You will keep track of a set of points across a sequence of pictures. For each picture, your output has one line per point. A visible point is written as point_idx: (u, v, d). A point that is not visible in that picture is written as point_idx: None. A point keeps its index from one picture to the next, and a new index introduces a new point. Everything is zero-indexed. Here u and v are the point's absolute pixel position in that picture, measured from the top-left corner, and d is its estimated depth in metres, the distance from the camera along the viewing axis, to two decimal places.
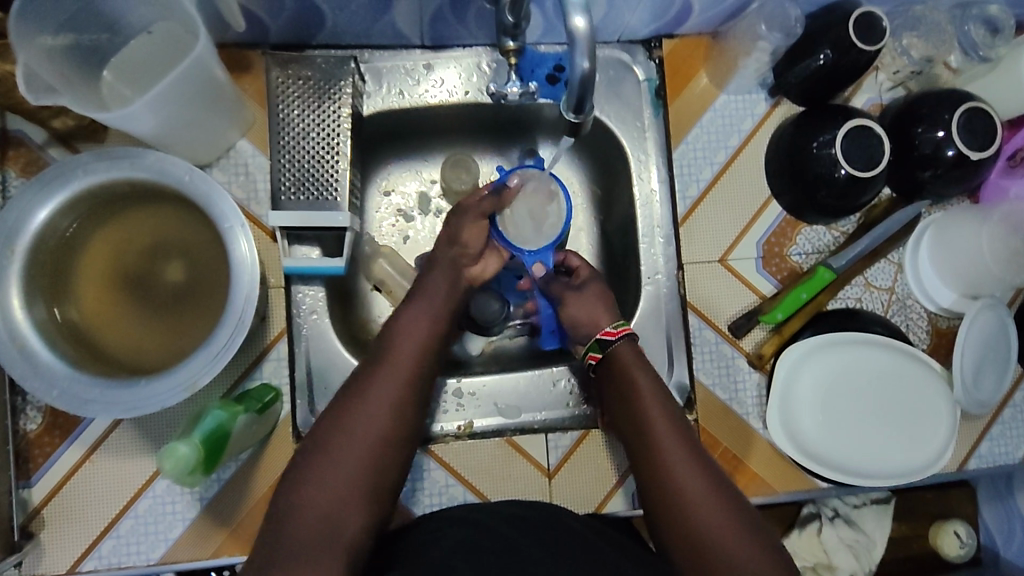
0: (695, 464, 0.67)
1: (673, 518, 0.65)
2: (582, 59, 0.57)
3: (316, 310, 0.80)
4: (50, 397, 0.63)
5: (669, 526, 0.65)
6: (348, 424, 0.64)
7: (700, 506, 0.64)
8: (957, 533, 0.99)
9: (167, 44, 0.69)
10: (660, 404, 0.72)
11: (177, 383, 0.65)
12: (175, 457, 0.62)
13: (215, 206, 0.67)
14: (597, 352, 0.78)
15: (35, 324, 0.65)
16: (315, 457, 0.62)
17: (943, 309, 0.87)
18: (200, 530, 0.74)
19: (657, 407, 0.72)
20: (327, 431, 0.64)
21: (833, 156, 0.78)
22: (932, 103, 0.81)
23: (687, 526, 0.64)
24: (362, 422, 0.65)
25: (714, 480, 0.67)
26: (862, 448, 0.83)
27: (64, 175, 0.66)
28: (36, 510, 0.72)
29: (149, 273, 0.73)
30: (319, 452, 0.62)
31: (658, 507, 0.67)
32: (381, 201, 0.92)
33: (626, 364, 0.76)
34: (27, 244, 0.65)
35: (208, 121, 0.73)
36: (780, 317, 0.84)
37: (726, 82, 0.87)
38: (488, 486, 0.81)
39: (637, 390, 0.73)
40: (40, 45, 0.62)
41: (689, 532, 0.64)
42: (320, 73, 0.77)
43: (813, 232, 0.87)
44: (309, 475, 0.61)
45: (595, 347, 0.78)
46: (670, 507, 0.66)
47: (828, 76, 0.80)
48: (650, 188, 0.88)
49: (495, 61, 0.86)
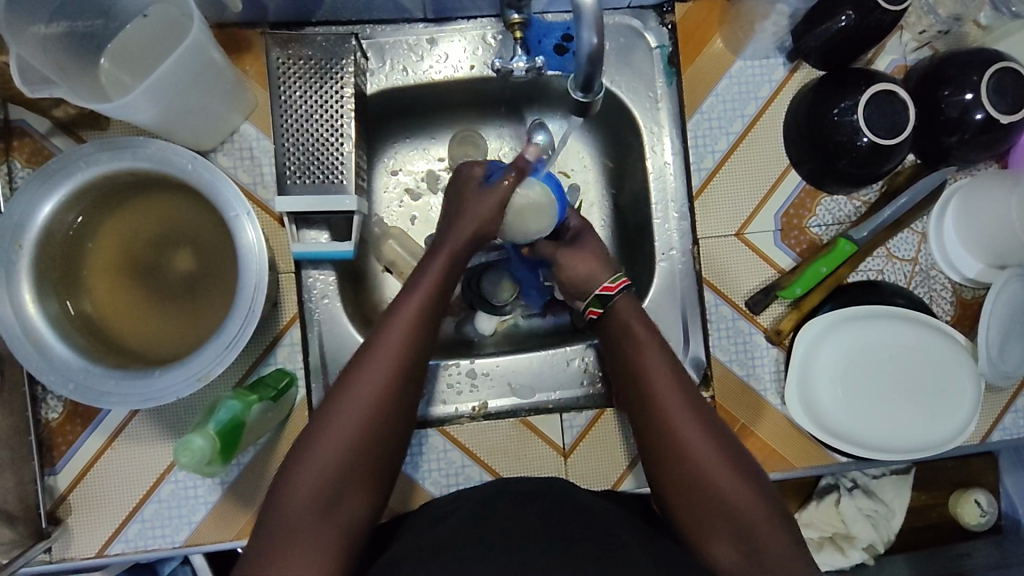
0: (715, 445, 0.66)
1: (690, 502, 0.64)
2: (589, 33, 0.55)
3: (327, 295, 0.80)
4: (66, 391, 0.64)
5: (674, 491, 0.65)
6: (344, 407, 0.62)
7: (722, 489, 0.63)
8: (977, 502, 0.97)
9: (163, 28, 0.67)
10: (674, 380, 0.69)
11: (191, 374, 0.65)
12: (191, 451, 0.62)
13: (219, 194, 0.66)
14: (597, 309, 0.77)
15: (49, 320, 0.65)
16: (314, 443, 0.60)
17: (968, 280, 0.85)
18: (223, 512, 0.75)
19: (671, 384, 0.69)
20: (326, 416, 0.62)
21: (855, 124, 0.74)
22: (959, 64, 0.77)
23: (706, 509, 0.64)
24: (364, 406, 0.62)
25: (734, 461, 0.65)
26: (887, 424, 0.82)
27: (66, 168, 0.66)
28: (63, 496, 0.74)
29: (158, 263, 0.73)
30: (318, 439, 0.60)
31: (675, 490, 0.65)
32: (388, 181, 0.90)
33: (639, 337, 0.73)
34: (34, 239, 0.65)
35: (209, 106, 0.71)
36: (799, 292, 0.82)
37: (743, 47, 0.84)
38: (503, 465, 0.81)
39: (649, 365, 0.70)
40: (33, 35, 0.61)
41: (709, 517, 0.63)
42: (321, 52, 0.74)
43: (833, 202, 0.85)
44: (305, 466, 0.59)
45: (595, 303, 0.77)
46: (678, 475, 0.65)
47: (851, 39, 0.76)
48: (663, 160, 0.86)
49: (501, 33, 0.83)
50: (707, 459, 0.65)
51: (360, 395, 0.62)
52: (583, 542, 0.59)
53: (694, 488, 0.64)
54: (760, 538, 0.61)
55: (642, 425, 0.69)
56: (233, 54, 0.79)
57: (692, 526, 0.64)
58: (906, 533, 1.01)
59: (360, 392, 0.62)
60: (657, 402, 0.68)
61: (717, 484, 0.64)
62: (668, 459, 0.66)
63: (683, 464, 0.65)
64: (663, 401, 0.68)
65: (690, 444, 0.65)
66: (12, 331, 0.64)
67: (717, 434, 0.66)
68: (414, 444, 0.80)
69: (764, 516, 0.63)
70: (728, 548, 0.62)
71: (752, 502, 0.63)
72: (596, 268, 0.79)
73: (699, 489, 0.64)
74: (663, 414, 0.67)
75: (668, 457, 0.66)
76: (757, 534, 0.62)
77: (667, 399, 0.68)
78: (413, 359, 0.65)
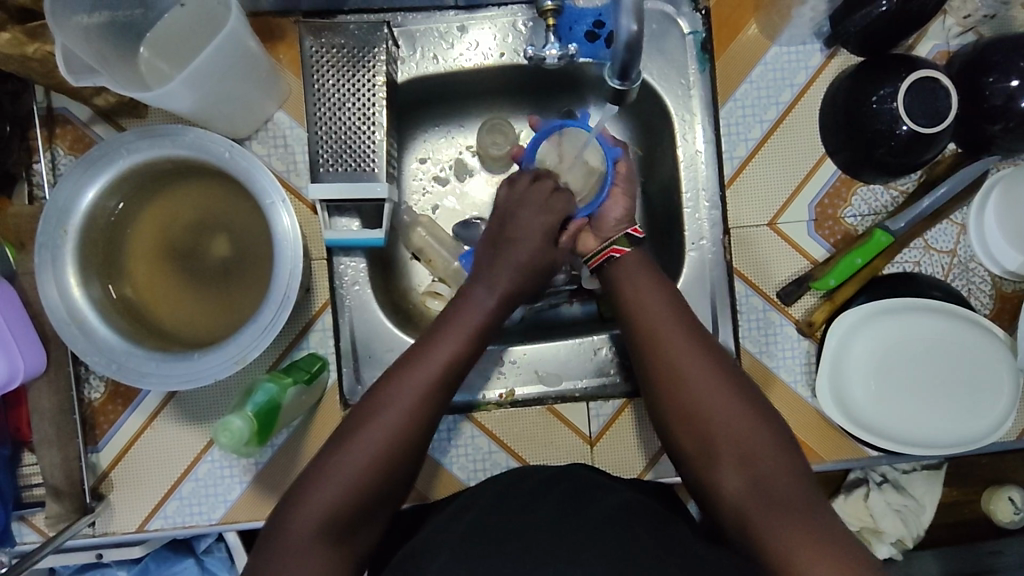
0: (732, 401, 0.64)
1: (703, 460, 0.63)
2: (628, 19, 0.55)
3: (358, 281, 0.80)
4: (108, 371, 0.66)
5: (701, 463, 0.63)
6: (389, 399, 0.62)
7: (737, 444, 0.62)
8: (1011, 499, 0.96)
9: (200, 17, 0.69)
10: (690, 341, 0.68)
11: (228, 358, 0.66)
12: (230, 431, 0.64)
13: (255, 181, 0.67)
14: (622, 246, 0.75)
15: (92, 302, 0.68)
16: (362, 430, 0.61)
17: (1008, 273, 0.82)
18: (257, 492, 0.77)
19: (686, 339, 0.68)
20: (369, 409, 0.63)
21: (894, 111, 0.72)
22: (1005, 50, 0.75)
23: (727, 470, 0.61)
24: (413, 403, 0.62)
25: (756, 419, 0.63)
26: (920, 416, 0.81)
27: (108, 155, 0.67)
28: (105, 473, 0.77)
29: (196, 247, 0.75)
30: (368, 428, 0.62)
31: (689, 451, 0.64)
32: (418, 168, 0.91)
33: (648, 297, 0.71)
34: (79, 224, 0.67)
35: (244, 94, 0.72)
36: (833, 284, 0.80)
37: (779, 33, 0.82)
38: (530, 451, 0.82)
39: (664, 330, 0.68)
40: (77, 25, 0.62)
41: (722, 472, 0.61)
42: (354, 40, 0.75)
43: (869, 192, 0.83)
44: (345, 464, 0.60)
45: (623, 240, 0.75)
46: (703, 448, 0.63)
47: (891, 25, 0.74)
48: (695, 148, 0.85)
49: (532, 20, 0.82)
50: (723, 415, 0.63)
51: (410, 378, 0.64)
52: (610, 520, 0.60)
53: (707, 447, 0.63)
54: (776, 489, 0.59)
55: (659, 394, 0.67)
56: (267, 43, 0.80)
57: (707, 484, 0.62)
58: (936, 529, 1.00)
59: (417, 383, 0.63)
60: (675, 370, 0.66)
61: (741, 452, 0.61)
62: (684, 425, 0.65)
63: (695, 422, 0.64)
64: (684, 373, 0.66)
65: (706, 400, 0.64)
66: (58, 314, 0.66)
67: (737, 390, 0.65)
68: (443, 429, 0.81)
69: (787, 473, 0.60)
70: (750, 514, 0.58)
71: (777, 470, 0.60)
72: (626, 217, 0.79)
73: (712, 447, 0.62)
74: (685, 383, 0.65)
75: (692, 429, 0.64)
76: (775, 489, 0.59)
77: (690, 370, 0.66)
78: (435, 340, 0.67)
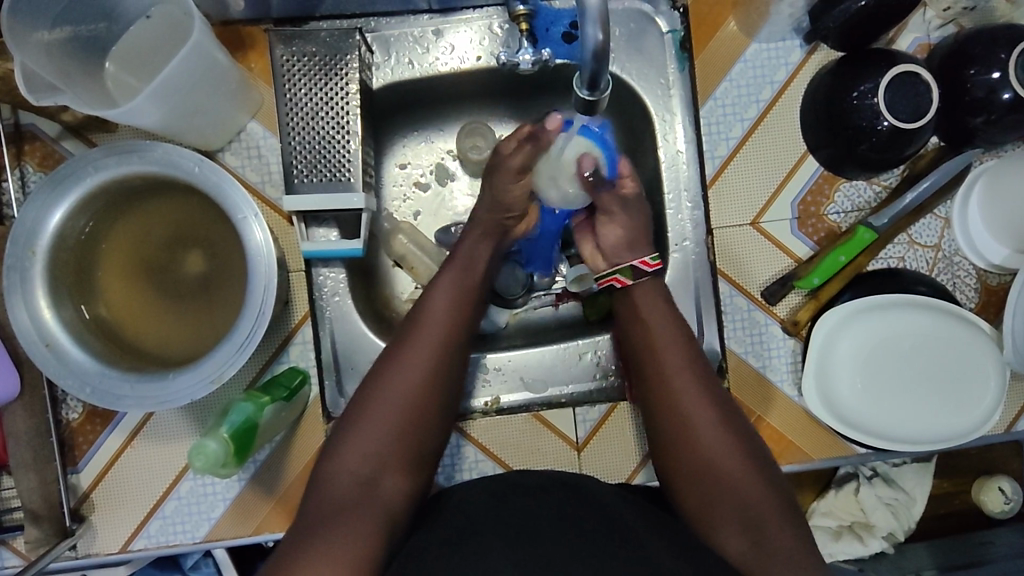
0: (726, 433, 0.65)
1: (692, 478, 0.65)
2: (594, 28, 0.54)
3: (338, 292, 0.79)
4: (82, 395, 0.65)
5: (691, 482, 0.65)
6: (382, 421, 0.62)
7: (729, 477, 0.64)
8: (1001, 490, 0.96)
9: (165, 31, 0.67)
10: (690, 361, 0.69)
11: (203, 377, 0.65)
12: (205, 454, 0.63)
13: (225, 197, 0.66)
14: (626, 278, 0.73)
15: (64, 325, 0.66)
16: None
17: (993, 266, 0.82)
18: (241, 508, 0.76)
19: (686, 369, 0.68)
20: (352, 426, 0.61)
21: (875, 108, 0.72)
22: (986, 42, 0.74)
23: (713, 489, 0.64)
24: None
25: (744, 452, 0.65)
26: (907, 413, 0.80)
27: (75, 173, 0.66)
28: (86, 494, 0.76)
29: (169, 264, 0.74)
30: None
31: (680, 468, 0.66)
32: (398, 174, 0.90)
33: (652, 325, 0.71)
34: (47, 245, 0.66)
35: (212, 107, 0.71)
36: (817, 282, 0.79)
37: (758, 30, 0.81)
38: (517, 459, 0.81)
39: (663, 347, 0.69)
40: (36, 42, 0.61)
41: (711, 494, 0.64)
42: (325, 48, 0.73)
43: (852, 188, 0.82)
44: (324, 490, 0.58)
45: (626, 272, 0.73)
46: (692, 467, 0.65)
47: (871, 19, 0.73)
48: (676, 149, 0.83)
49: (507, 22, 0.81)
50: (716, 448, 0.65)
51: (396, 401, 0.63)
52: (595, 524, 0.60)
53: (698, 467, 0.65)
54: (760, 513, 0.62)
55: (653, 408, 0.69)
56: (238, 53, 0.78)
57: (698, 512, 0.64)
58: (928, 521, 1.00)
59: None
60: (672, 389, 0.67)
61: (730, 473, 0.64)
62: (678, 442, 0.66)
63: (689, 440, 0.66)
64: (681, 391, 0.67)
65: (700, 431, 0.65)
66: (29, 337, 0.64)
67: (731, 421, 0.66)
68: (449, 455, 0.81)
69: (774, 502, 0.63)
70: (732, 525, 0.62)
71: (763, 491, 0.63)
72: (624, 244, 0.75)
73: (707, 479, 0.64)
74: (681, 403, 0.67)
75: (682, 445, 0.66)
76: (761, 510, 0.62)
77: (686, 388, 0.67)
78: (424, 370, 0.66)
